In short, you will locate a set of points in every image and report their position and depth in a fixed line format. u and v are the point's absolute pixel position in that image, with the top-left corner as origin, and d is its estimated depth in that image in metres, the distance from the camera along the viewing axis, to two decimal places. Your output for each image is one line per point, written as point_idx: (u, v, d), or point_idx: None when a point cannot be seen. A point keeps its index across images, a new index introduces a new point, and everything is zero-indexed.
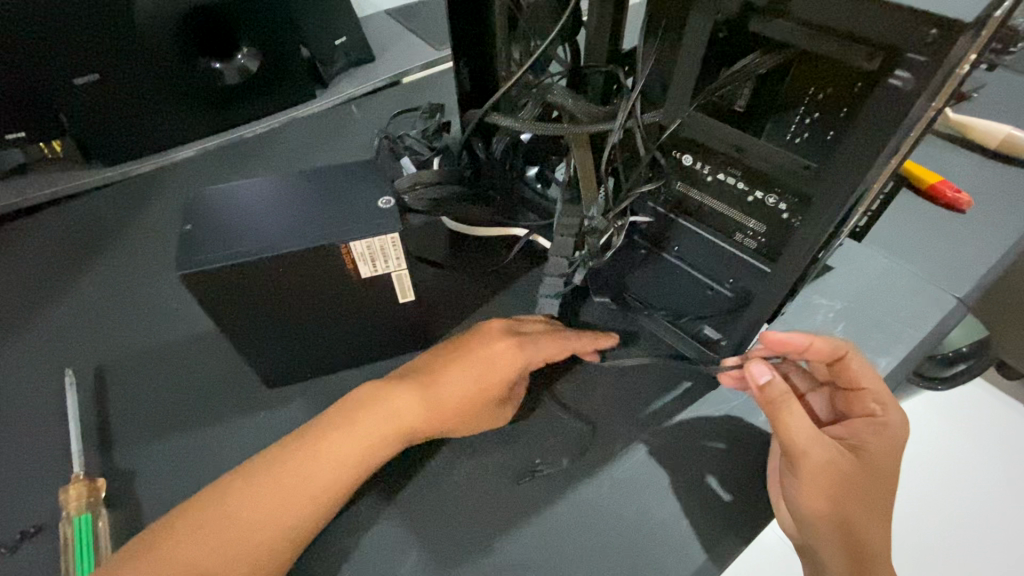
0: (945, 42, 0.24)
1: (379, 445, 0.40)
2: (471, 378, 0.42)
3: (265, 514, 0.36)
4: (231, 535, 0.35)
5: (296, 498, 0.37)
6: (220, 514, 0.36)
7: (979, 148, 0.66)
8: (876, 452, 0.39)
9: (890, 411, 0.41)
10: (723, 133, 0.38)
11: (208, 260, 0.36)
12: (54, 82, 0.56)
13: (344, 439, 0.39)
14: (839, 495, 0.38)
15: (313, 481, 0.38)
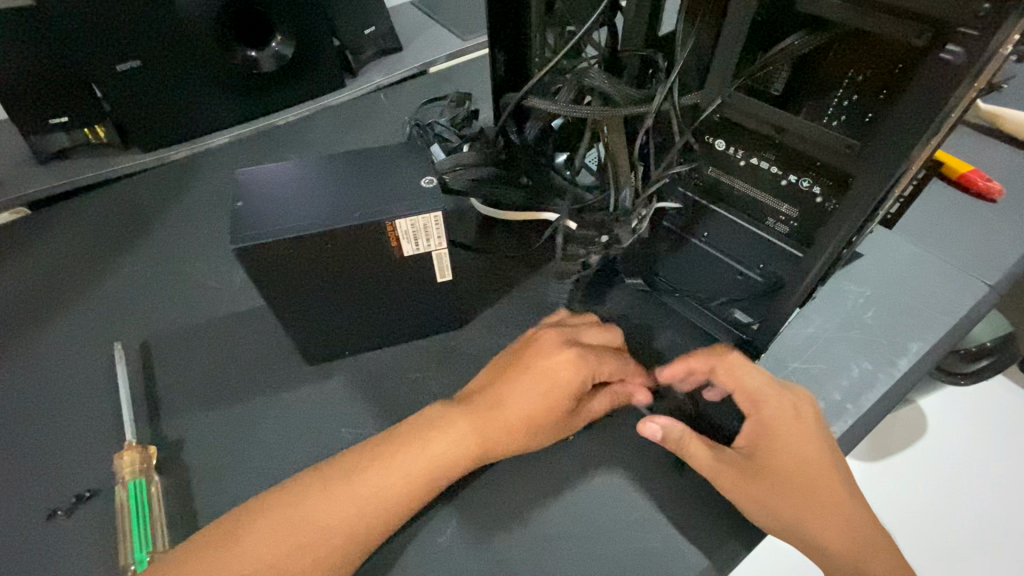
0: (1000, 15, 0.25)
1: (440, 466, 0.39)
2: (535, 395, 0.40)
3: (341, 520, 0.36)
4: (316, 538, 0.36)
5: (365, 505, 0.37)
6: (288, 516, 0.36)
7: (1011, 138, 0.66)
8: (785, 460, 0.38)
9: (766, 404, 0.39)
10: (763, 113, 0.38)
11: (259, 235, 0.38)
12: (95, 67, 0.58)
13: (413, 447, 0.39)
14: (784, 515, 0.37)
15: (382, 493, 0.37)
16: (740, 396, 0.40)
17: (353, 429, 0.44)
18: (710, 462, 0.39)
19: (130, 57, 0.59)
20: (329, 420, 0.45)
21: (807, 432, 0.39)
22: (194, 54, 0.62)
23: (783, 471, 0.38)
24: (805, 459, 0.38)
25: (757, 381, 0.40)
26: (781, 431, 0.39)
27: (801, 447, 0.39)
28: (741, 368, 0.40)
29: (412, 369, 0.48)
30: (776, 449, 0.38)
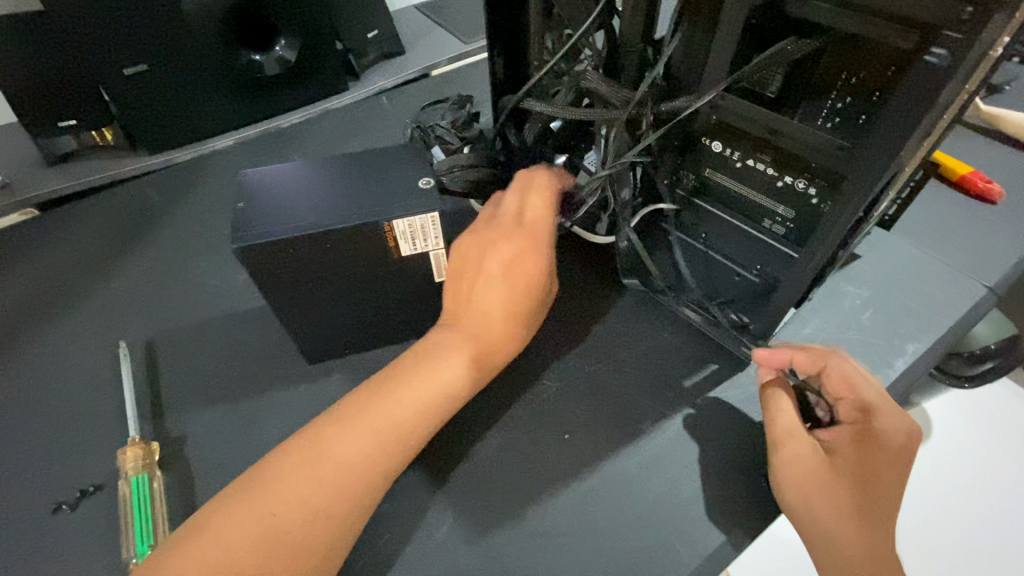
0: (983, 19, 0.25)
1: (434, 387, 0.39)
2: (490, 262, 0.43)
3: (331, 485, 0.35)
4: (312, 504, 0.35)
5: (338, 468, 0.36)
6: (277, 489, 0.35)
7: (1011, 140, 0.66)
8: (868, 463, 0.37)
9: (880, 415, 0.39)
10: (756, 115, 0.39)
11: (259, 236, 0.39)
12: (103, 71, 0.59)
13: (382, 406, 0.38)
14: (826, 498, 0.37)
15: (345, 461, 0.36)
16: (852, 402, 0.40)
17: None
18: (787, 426, 0.40)
19: (136, 60, 0.60)
20: None
21: (892, 457, 0.38)
22: (199, 57, 0.63)
23: (852, 479, 0.37)
24: (880, 483, 0.37)
25: (873, 395, 0.40)
26: (877, 447, 0.38)
27: (883, 468, 0.38)
28: (859, 379, 0.40)
29: None
30: (862, 461, 0.38)
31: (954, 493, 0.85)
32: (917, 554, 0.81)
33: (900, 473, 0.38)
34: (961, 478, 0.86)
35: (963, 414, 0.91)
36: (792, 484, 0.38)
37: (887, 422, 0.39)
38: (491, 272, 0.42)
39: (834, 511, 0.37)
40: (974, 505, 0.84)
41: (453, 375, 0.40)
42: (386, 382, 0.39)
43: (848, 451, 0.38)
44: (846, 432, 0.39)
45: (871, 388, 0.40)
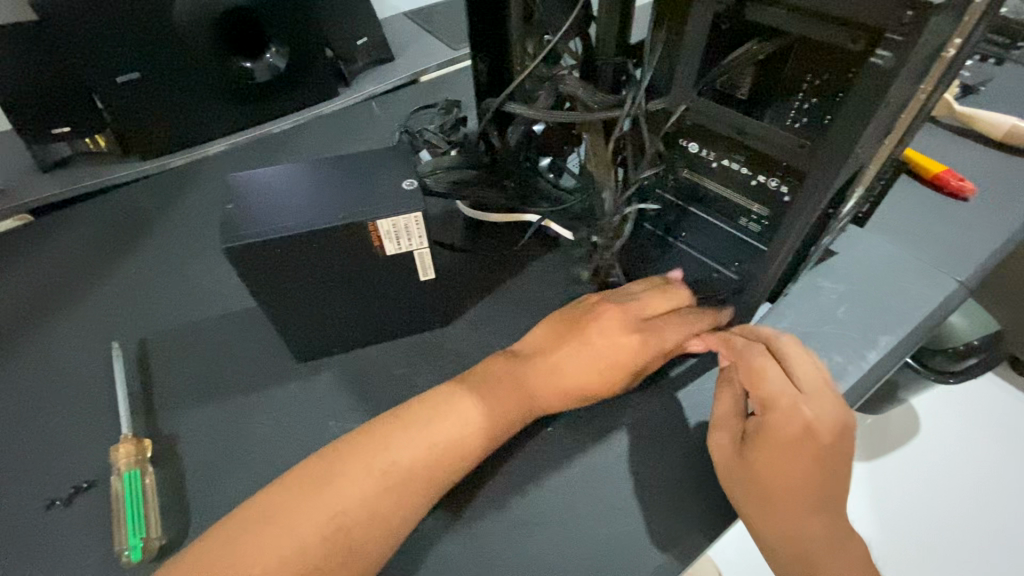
0: (921, 21, 0.27)
1: (466, 438, 0.41)
2: (588, 363, 0.44)
3: (360, 509, 0.37)
4: (329, 529, 0.36)
5: (362, 504, 0.37)
6: (289, 519, 0.36)
7: (983, 139, 0.68)
8: (768, 451, 0.39)
9: (777, 410, 0.39)
10: (727, 116, 0.40)
11: (247, 236, 0.40)
12: (97, 79, 0.60)
13: (392, 442, 0.39)
14: (735, 480, 0.40)
15: (368, 498, 0.37)
16: (755, 396, 0.40)
17: (341, 422, 0.46)
18: (722, 414, 0.42)
19: (130, 69, 0.61)
20: (317, 414, 0.47)
21: (793, 450, 0.38)
22: (192, 65, 0.65)
23: (752, 471, 0.39)
24: (786, 476, 0.38)
25: (775, 387, 0.40)
26: (778, 441, 0.38)
27: (786, 460, 0.38)
28: (765, 372, 0.40)
29: (399, 365, 0.50)
30: (763, 454, 0.39)
31: (942, 488, 0.86)
32: (914, 552, 0.81)
33: (810, 465, 0.38)
34: (950, 473, 0.87)
35: (945, 411, 0.93)
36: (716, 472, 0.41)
37: (788, 415, 0.39)
38: (581, 372, 0.44)
39: (743, 502, 0.39)
40: (961, 499, 0.85)
41: (470, 423, 0.41)
42: (412, 425, 0.40)
43: (755, 443, 0.39)
44: (756, 423, 0.40)
45: (778, 379, 0.40)
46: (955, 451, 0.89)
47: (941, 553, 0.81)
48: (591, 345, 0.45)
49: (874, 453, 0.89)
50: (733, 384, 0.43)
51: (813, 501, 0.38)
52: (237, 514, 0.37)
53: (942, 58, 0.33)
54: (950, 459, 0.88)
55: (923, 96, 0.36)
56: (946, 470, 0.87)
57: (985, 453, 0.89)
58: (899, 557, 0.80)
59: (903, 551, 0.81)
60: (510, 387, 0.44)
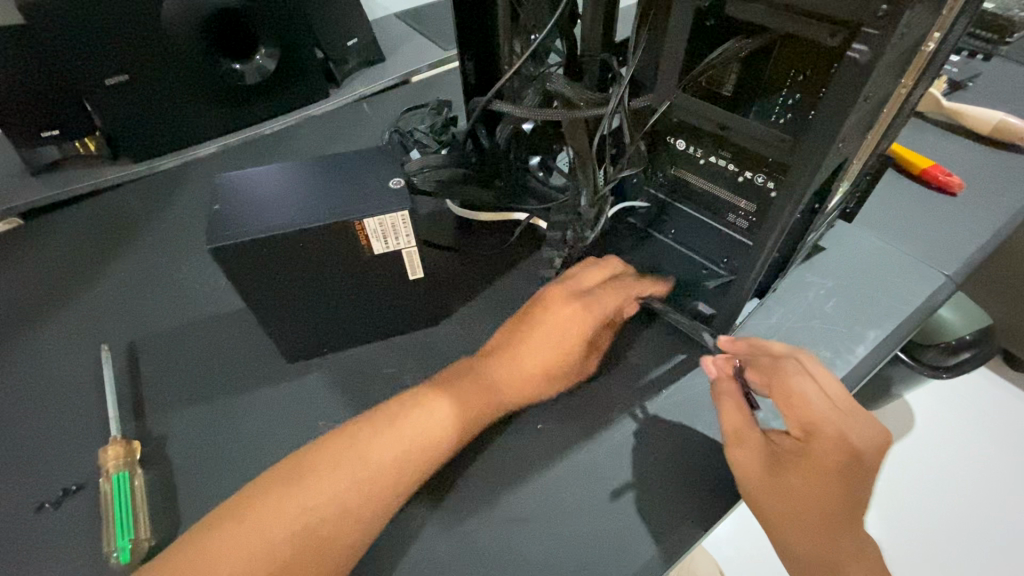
0: (895, 14, 0.27)
1: (436, 439, 0.41)
2: (546, 346, 0.47)
3: (326, 508, 0.37)
4: (293, 531, 0.36)
5: (332, 508, 0.37)
6: (260, 520, 0.36)
7: (971, 134, 0.68)
8: (811, 473, 0.38)
9: (828, 429, 0.38)
10: (710, 113, 0.40)
11: (233, 235, 0.40)
12: (85, 82, 0.60)
13: (359, 445, 0.39)
14: (775, 506, 0.38)
15: (338, 500, 0.37)
16: (794, 420, 0.40)
17: (331, 422, 0.46)
18: (733, 430, 0.41)
19: (117, 71, 0.61)
20: (308, 413, 0.47)
21: (841, 472, 0.38)
22: (180, 67, 0.64)
23: (790, 493, 0.38)
24: (821, 495, 0.38)
25: (817, 407, 0.39)
26: (817, 465, 0.38)
27: (831, 483, 0.38)
28: (799, 395, 0.40)
29: (389, 364, 0.50)
30: (797, 475, 0.38)
31: (937, 482, 0.86)
32: (912, 547, 0.81)
33: (851, 486, 0.38)
34: (945, 468, 0.87)
35: (940, 406, 0.94)
36: (741, 492, 0.40)
37: (834, 437, 0.38)
38: (537, 353, 0.47)
39: (777, 524, 0.38)
40: (956, 493, 0.85)
41: (444, 418, 0.42)
42: (381, 424, 0.41)
43: (788, 463, 0.39)
44: (792, 444, 0.40)
45: (815, 398, 0.40)
46: (950, 446, 0.89)
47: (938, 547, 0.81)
48: (539, 333, 0.47)
49: None
50: (732, 395, 0.43)
51: (848, 519, 0.38)
52: (218, 509, 0.37)
53: (922, 52, 0.33)
54: (945, 454, 0.88)
55: (905, 90, 0.36)
56: (941, 465, 0.88)
57: (979, 447, 0.89)
58: (896, 552, 0.80)
59: (901, 546, 0.81)
60: (477, 388, 0.44)
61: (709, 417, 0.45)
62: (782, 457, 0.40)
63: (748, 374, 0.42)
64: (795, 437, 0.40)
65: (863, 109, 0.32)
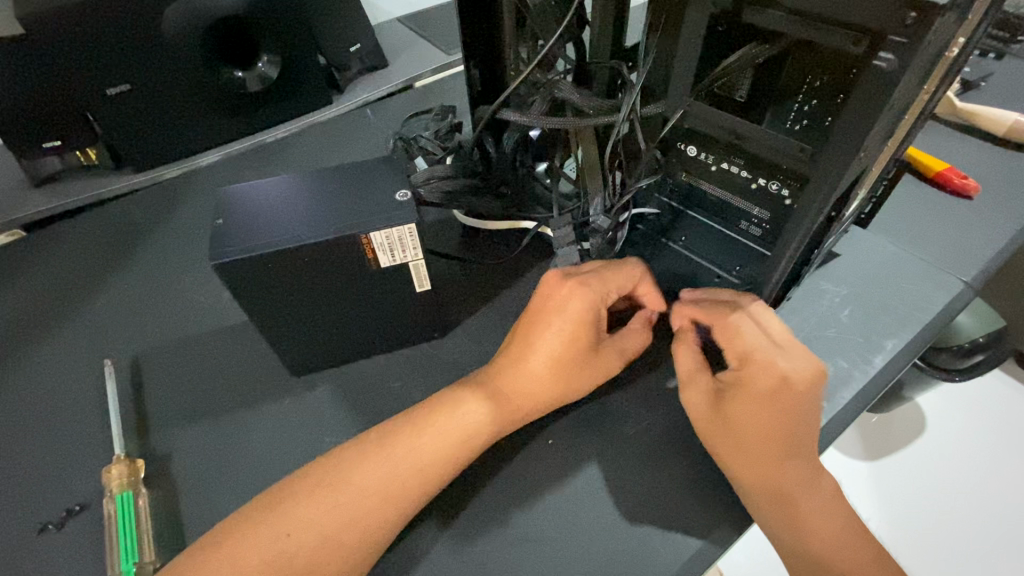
0: (925, 22, 0.26)
1: (462, 431, 0.41)
2: (557, 336, 0.43)
3: (326, 520, 0.37)
4: (306, 542, 0.36)
5: (324, 520, 0.37)
6: (268, 530, 0.36)
7: (986, 136, 0.67)
8: (744, 401, 0.40)
9: (755, 361, 0.40)
10: (724, 121, 0.39)
11: (237, 250, 0.39)
12: (86, 92, 0.60)
13: (357, 465, 0.39)
14: (717, 436, 0.40)
15: (328, 518, 0.37)
16: (729, 353, 0.41)
17: (337, 438, 0.45)
18: (687, 370, 0.43)
19: (119, 81, 0.61)
20: (313, 429, 0.46)
21: (770, 400, 0.39)
22: (183, 76, 0.64)
23: (729, 419, 0.40)
24: (762, 421, 0.39)
25: (750, 340, 0.41)
26: (751, 391, 0.39)
27: (765, 411, 0.39)
28: (735, 327, 0.42)
29: (396, 378, 0.49)
30: (736, 402, 0.40)
31: (950, 486, 0.84)
32: (927, 551, 0.79)
33: (785, 413, 0.39)
34: (959, 470, 0.86)
35: (953, 408, 0.92)
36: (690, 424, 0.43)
37: (763, 366, 0.40)
38: (546, 344, 0.43)
39: (721, 448, 0.40)
40: (969, 497, 0.84)
41: (479, 413, 0.41)
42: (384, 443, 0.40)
43: (728, 394, 0.41)
44: (728, 377, 0.41)
45: (753, 332, 0.41)
46: (964, 448, 0.88)
47: (952, 553, 0.79)
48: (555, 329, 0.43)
49: (878, 452, 0.88)
50: (688, 341, 0.44)
51: (795, 443, 0.39)
52: (214, 531, 0.37)
53: (947, 57, 0.32)
54: (958, 456, 0.87)
55: (927, 95, 0.35)
56: (954, 467, 0.86)
57: (994, 450, 0.88)
58: (909, 558, 0.79)
59: (916, 551, 0.79)
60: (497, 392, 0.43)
61: None
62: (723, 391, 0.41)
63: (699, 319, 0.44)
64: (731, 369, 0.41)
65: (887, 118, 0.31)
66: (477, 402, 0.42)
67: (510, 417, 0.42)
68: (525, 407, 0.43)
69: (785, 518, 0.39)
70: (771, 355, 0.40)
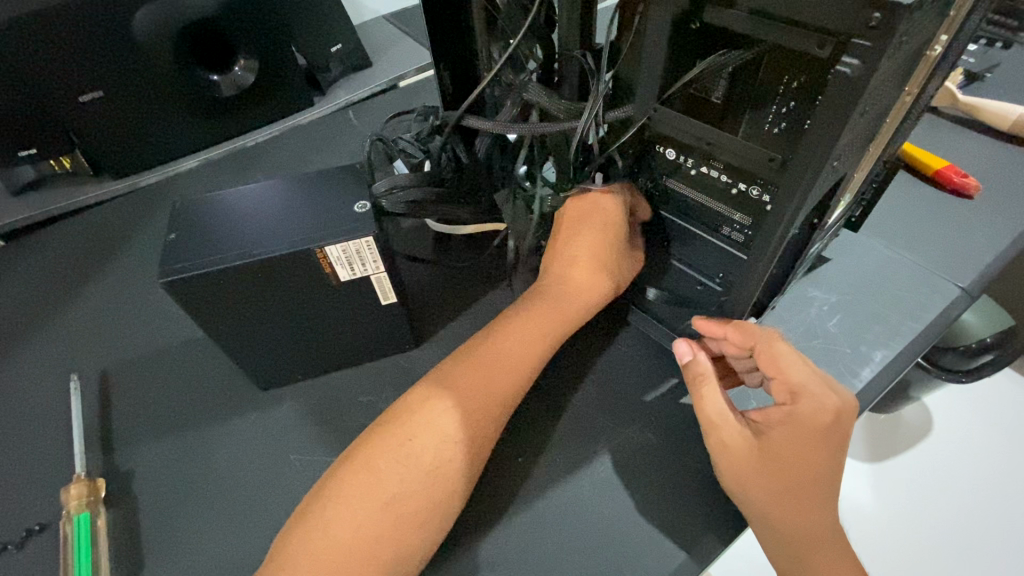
0: (891, 23, 0.24)
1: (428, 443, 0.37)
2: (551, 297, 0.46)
3: (381, 513, 0.34)
4: (369, 525, 0.34)
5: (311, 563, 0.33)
6: (314, 528, 0.34)
7: (989, 130, 0.64)
8: (794, 442, 0.37)
9: (805, 397, 0.38)
10: (695, 127, 0.37)
11: (187, 267, 0.38)
12: (60, 99, 0.59)
13: (370, 470, 0.36)
14: (764, 484, 0.37)
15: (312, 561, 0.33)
16: (779, 384, 0.39)
17: (302, 455, 0.44)
18: (717, 413, 0.39)
19: (92, 88, 0.59)
20: (277, 446, 0.45)
21: (820, 439, 0.37)
22: (156, 78, 0.62)
23: (778, 465, 0.37)
24: (809, 464, 0.37)
25: (801, 374, 0.39)
26: (804, 432, 0.37)
27: (811, 452, 0.37)
28: (784, 357, 0.39)
29: (364, 392, 0.47)
30: (786, 449, 0.37)
31: (956, 490, 0.81)
32: (929, 556, 0.76)
33: (829, 451, 0.37)
34: (962, 472, 0.83)
35: (958, 407, 0.89)
36: (723, 475, 0.39)
37: (816, 401, 0.37)
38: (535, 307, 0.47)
39: (762, 495, 0.37)
40: (975, 500, 0.80)
41: (446, 416, 0.38)
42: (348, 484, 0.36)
43: (774, 435, 0.38)
44: (774, 414, 0.39)
45: (798, 364, 0.39)
46: (968, 449, 0.85)
47: (956, 557, 0.76)
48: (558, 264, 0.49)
49: (883, 453, 0.84)
50: (712, 378, 0.40)
51: (832, 487, 0.38)
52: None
53: (929, 57, 0.30)
54: (964, 458, 0.84)
55: (912, 96, 0.33)
56: (957, 468, 0.83)
57: (1003, 451, 0.84)
58: (906, 564, 0.76)
59: (918, 556, 0.76)
60: (488, 390, 0.40)
61: (700, 449, 0.43)
62: (765, 430, 0.39)
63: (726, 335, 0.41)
64: (778, 405, 0.39)
65: (859, 125, 0.29)
66: (450, 406, 0.39)
67: (487, 418, 0.39)
68: (497, 395, 0.40)
69: (812, 560, 0.38)
70: (824, 392, 0.38)
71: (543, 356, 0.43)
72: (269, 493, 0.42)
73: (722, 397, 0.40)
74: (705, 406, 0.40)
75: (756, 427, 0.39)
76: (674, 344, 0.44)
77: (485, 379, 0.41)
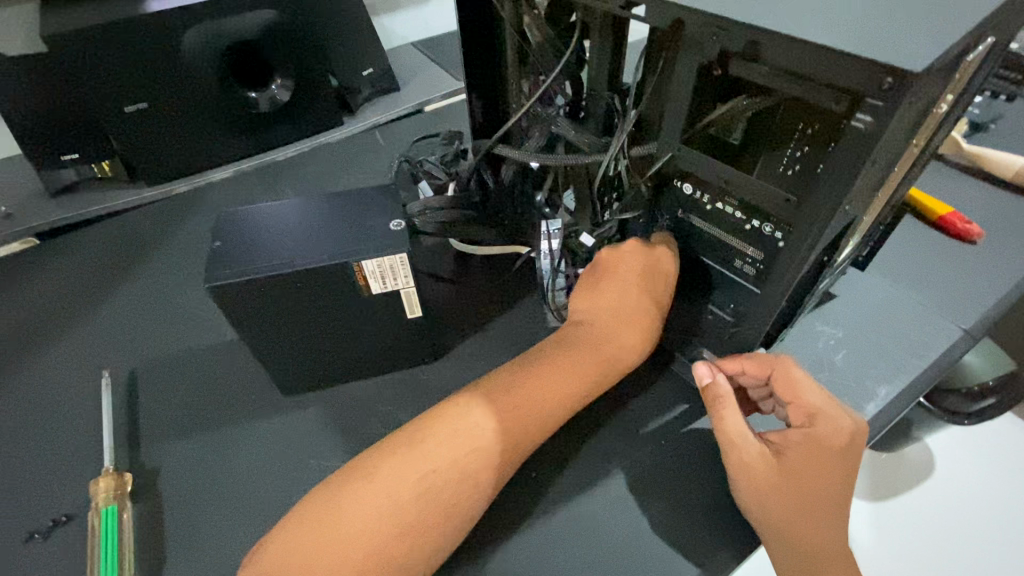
0: (903, 86, 0.26)
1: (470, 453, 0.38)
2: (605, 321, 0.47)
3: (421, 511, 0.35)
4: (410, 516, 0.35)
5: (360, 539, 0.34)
6: (344, 515, 0.35)
7: (991, 178, 0.66)
8: (811, 460, 0.39)
9: (822, 419, 0.40)
10: (715, 166, 0.39)
11: (229, 274, 0.40)
12: (108, 109, 0.62)
13: (402, 468, 0.37)
14: (781, 500, 0.38)
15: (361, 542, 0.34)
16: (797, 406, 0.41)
17: (322, 461, 0.46)
18: (736, 433, 0.40)
19: (139, 99, 0.63)
20: (297, 451, 0.46)
21: (836, 457, 0.39)
22: (198, 93, 0.66)
23: (797, 481, 0.39)
24: (824, 480, 0.39)
25: (817, 397, 0.41)
26: (821, 450, 0.39)
27: (827, 471, 0.39)
28: (802, 382, 0.41)
29: (384, 403, 0.49)
30: (804, 465, 0.39)
31: (956, 532, 0.81)
32: None
33: (842, 470, 0.39)
34: (963, 513, 0.83)
35: (962, 446, 0.89)
36: (738, 491, 0.40)
37: (833, 423, 0.40)
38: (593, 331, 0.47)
39: (776, 510, 0.38)
40: (976, 542, 0.80)
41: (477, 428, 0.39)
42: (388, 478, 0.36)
43: (793, 453, 0.39)
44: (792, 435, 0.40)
45: (815, 390, 0.41)
46: (968, 490, 0.85)
47: None
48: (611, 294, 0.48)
49: (884, 492, 0.85)
50: (731, 400, 0.41)
51: (843, 507, 0.39)
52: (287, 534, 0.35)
53: (935, 114, 0.33)
54: (965, 499, 0.84)
55: (919, 146, 0.36)
56: (958, 509, 0.83)
57: (1003, 494, 0.85)
58: None
59: None
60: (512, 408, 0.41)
61: (709, 473, 0.44)
62: (782, 450, 0.40)
63: (745, 366, 0.43)
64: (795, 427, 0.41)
65: (871, 173, 0.32)
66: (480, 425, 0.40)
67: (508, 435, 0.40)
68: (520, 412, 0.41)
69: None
70: (838, 413, 0.40)
71: (569, 385, 0.43)
72: (289, 494, 0.44)
73: (741, 417, 0.41)
74: (725, 427, 0.41)
75: (773, 446, 0.41)
76: (693, 366, 0.44)
77: (511, 394, 0.42)
